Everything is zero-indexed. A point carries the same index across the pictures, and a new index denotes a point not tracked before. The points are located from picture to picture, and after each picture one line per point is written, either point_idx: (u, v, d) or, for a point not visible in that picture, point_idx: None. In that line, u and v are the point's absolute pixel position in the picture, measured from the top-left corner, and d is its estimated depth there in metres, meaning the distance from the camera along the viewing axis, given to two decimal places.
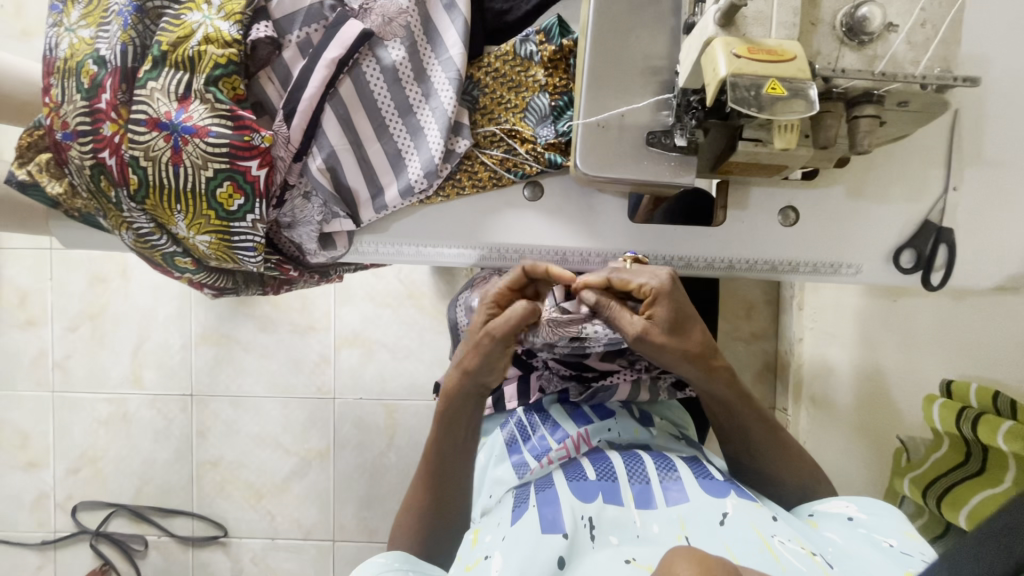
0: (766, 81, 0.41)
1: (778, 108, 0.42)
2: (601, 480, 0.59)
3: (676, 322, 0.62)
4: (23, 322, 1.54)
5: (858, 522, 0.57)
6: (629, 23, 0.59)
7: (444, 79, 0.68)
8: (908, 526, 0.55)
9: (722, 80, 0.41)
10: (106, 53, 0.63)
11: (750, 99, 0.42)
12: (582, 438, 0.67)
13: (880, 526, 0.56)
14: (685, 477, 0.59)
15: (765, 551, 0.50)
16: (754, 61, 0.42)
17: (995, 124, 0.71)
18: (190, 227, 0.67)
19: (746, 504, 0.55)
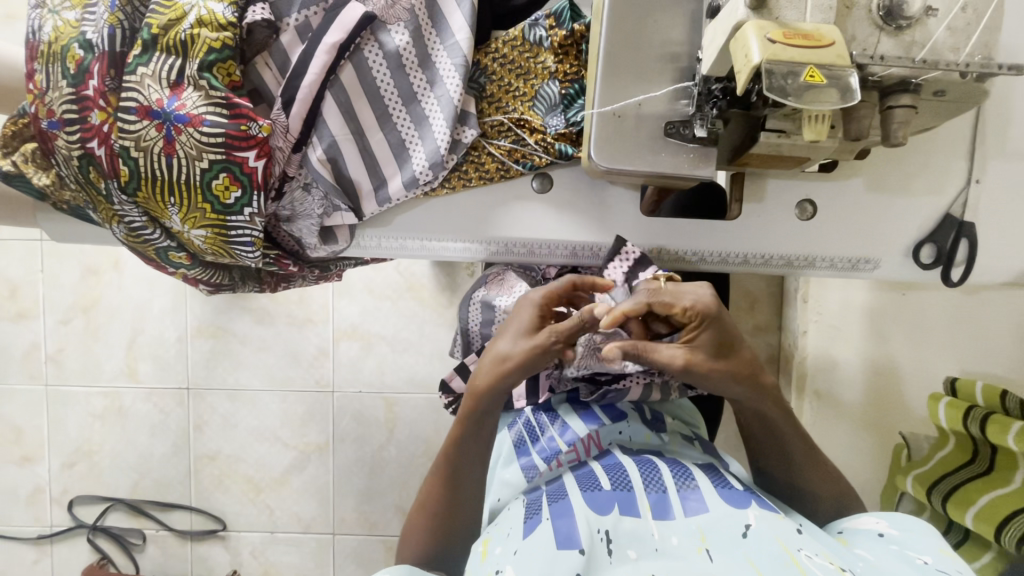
0: (804, 68, 0.38)
1: (810, 98, 0.39)
2: (617, 490, 0.57)
3: (720, 345, 0.61)
4: (14, 315, 1.51)
5: (890, 538, 0.54)
6: (647, 6, 0.56)
7: (450, 65, 0.65)
8: (943, 543, 0.53)
9: (756, 66, 0.38)
10: (93, 37, 0.59)
11: (785, 89, 0.39)
12: (592, 441, 0.66)
13: (913, 543, 0.53)
14: (703, 487, 0.57)
15: (790, 565, 0.48)
16: (790, 47, 0.39)
17: (1019, 114, 0.68)
18: (184, 221, 0.64)
19: (768, 516, 0.53)
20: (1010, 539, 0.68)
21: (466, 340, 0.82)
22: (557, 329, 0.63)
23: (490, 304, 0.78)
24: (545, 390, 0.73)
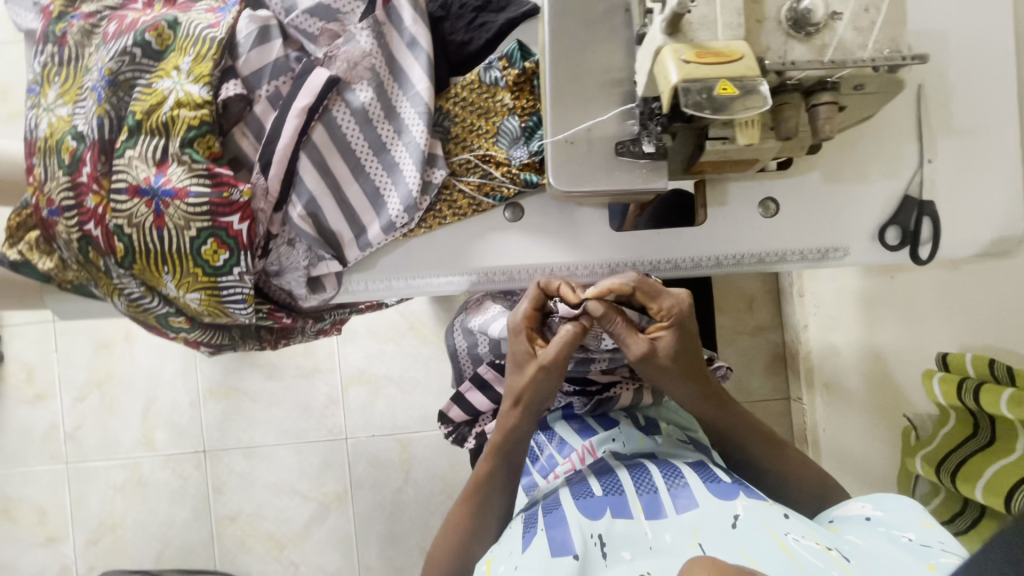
0: (716, 82, 0.41)
1: (732, 107, 0.41)
2: (609, 494, 0.58)
3: (682, 348, 0.64)
4: (32, 396, 1.55)
5: (877, 520, 0.53)
6: (585, 39, 0.60)
7: (414, 114, 0.70)
8: (925, 516, 0.51)
9: (674, 86, 0.42)
10: (83, 128, 0.65)
11: (704, 102, 0.42)
12: (587, 450, 0.69)
13: (898, 522, 0.51)
14: (692, 483, 0.58)
15: (779, 550, 0.49)
16: (704, 65, 0.42)
17: (958, 95, 0.72)
18: (179, 287, 0.67)
19: (756, 505, 0.54)
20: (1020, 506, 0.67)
21: (457, 364, 0.88)
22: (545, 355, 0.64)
23: (468, 328, 0.84)
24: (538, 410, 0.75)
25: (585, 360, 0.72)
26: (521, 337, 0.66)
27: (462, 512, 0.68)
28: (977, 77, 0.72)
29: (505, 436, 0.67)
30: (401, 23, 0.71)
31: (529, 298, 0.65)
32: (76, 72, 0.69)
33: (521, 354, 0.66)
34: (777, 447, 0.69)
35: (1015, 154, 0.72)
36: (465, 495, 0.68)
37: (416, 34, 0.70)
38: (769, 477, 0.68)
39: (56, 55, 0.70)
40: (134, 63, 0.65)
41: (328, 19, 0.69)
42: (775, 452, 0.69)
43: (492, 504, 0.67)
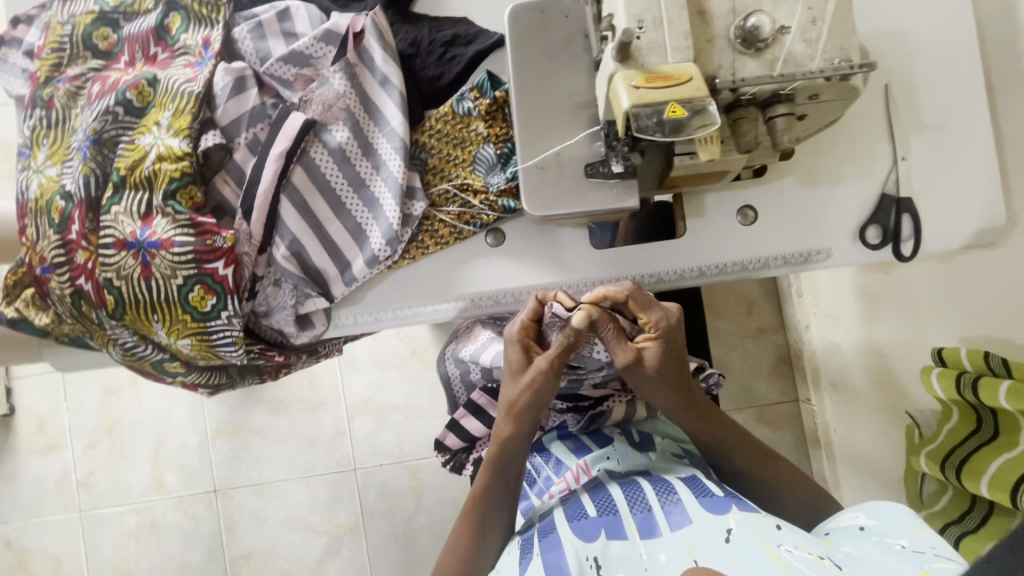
0: (665, 106, 0.42)
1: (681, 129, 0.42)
2: (603, 515, 0.58)
3: (668, 361, 0.65)
4: (44, 446, 1.57)
5: (871, 529, 0.53)
6: (548, 67, 0.61)
7: (390, 149, 0.72)
8: (917, 521, 0.51)
9: (624, 112, 0.43)
10: (71, 187, 0.67)
11: (654, 126, 0.43)
12: (582, 469, 0.68)
13: (889, 530, 0.51)
14: (685, 498, 0.57)
15: (772, 562, 0.48)
16: (654, 89, 0.43)
17: (926, 92, 0.73)
18: (170, 334, 0.69)
19: (749, 517, 0.53)
20: None
21: (451, 392, 0.88)
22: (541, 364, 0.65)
23: (460, 357, 0.84)
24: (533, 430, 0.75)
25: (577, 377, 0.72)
26: (517, 350, 0.66)
27: (465, 525, 0.67)
28: (944, 73, 0.73)
29: (502, 448, 0.67)
30: (373, 63, 0.73)
31: (526, 310, 0.64)
32: (63, 134, 0.72)
33: (517, 365, 0.66)
34: (770, 455, 0.68)
35: (988, 145, 0.72)
36: (467, 506, 0.68)
37: (387, 72, 0.72)
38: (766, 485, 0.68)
39: (43, 118, 0.73)
40: (117, 122, 0.68)
41: (302, 65, 0.71)
42: (768, 461, 0.68)
43: (493, 520, 0.67)
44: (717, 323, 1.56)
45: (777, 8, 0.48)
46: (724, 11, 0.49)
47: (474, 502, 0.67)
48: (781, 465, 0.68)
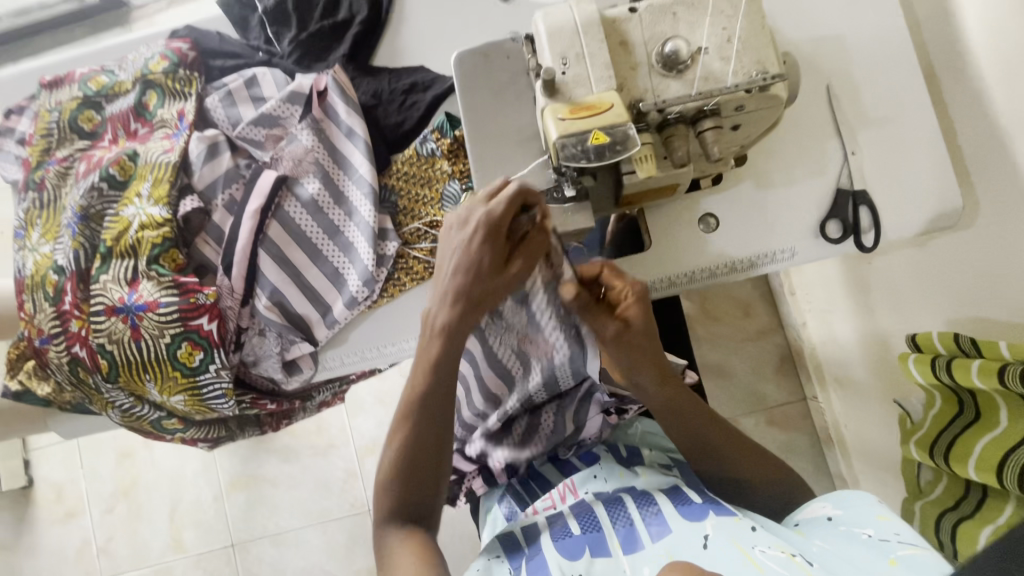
0: (588, 134, 0.46)
1: (604, 154, 0.46)
2: (586, 532, 0.66)
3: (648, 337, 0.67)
4: (63, 515, 1.59)
5: (838, 519, 0.61)
6: (496, 105, 0.65)
7: (360, 196, 0.76)
8: (880, 511, 0.59)
9: (552, 143, 0.47)
10: (63, 261, 0.71)
11: (580, 154, 0.47)
12: (568, 488, 0.72)
13: (855, 521, 0.60)
14: (665, 511, 0.66)
15: (748, 563, 0.55)
16: (578, 119, 0.47)
17: (866, 88, 0.76)
18: (162, 391, 0.72)
19: (725, 522, 0.61)
20: (1012, 478, 0.65)
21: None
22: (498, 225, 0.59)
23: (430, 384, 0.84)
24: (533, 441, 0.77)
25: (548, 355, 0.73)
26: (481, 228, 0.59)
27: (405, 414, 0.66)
28: (882, 68, 0.76)
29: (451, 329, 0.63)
30: (337, 116, 0.77)
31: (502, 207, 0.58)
32: (55, 212, 0.76)
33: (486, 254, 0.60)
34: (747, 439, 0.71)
35: (934, 132, 0.75)
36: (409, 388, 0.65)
37: (352, 124, 0.77)
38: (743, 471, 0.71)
39: (36, 199, 0.78)
40: (103, 196, 0.72)
41: (271, 126, 0.76)
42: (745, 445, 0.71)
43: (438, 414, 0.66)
44: (715, 329, 1.56)
45: (693, 32, 0.52)
46: (644, 39, 0.52)
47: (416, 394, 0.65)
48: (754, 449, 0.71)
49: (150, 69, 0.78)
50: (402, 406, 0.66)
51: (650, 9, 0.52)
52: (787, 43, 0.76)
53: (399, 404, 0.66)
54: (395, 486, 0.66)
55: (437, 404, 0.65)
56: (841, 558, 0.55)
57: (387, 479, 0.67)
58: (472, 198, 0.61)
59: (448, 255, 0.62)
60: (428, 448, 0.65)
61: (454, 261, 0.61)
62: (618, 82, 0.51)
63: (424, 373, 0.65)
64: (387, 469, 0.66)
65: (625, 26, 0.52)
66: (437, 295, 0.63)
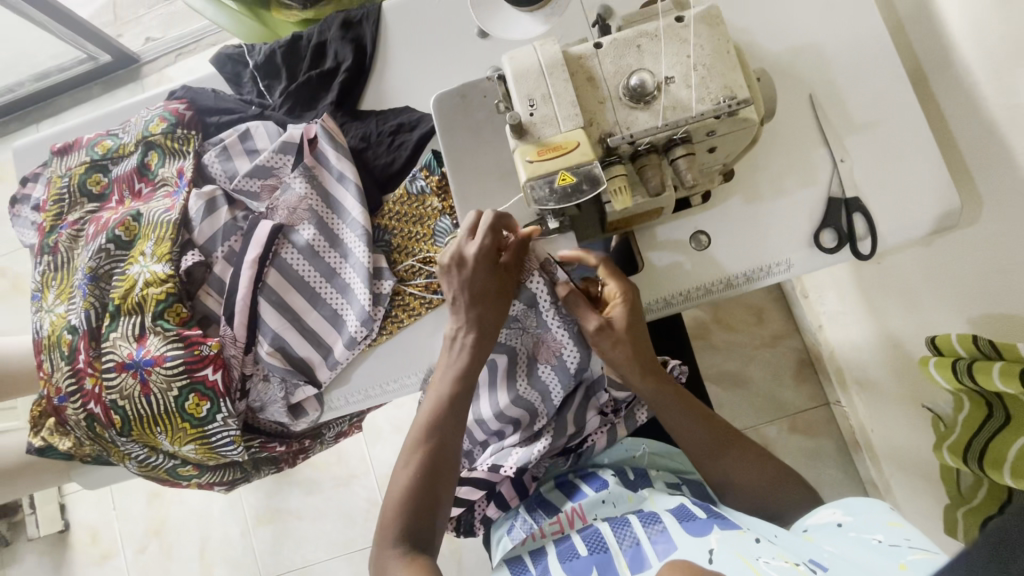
0: (556, 175, 0.49)
1: (571, 193, 0.48)
2: (593, 553, 0.67)
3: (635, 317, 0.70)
4: (98, 557, 1.62)
5: (847, 525, 0.62)
6: (476, 144, 0.67)
7: (354, 238, 0.77)
8: (890, 516, 0.60)
9: (522, 186, 0.49)
10: (76, 321, 0.74)
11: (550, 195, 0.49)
12: (576, 513, 0.74)
13: (864, 526, 0.60)
14: (671, 527, 0.67)
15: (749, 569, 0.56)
16: (545, 161, 0.49)
17: (851, 94, 0.75)
18: (174, 442, 0.74)
19: (728, 535, 0.63)
20: None
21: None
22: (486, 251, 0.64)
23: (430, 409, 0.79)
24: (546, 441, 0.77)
25: (559, 359, 0.75)
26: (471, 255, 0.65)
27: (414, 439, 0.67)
28: (865, 72, 0.75)
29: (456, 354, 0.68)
30: (328, 162, 0.79)
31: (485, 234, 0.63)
32: (68, 274, 0.80)
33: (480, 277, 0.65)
34: (730, 438, 0.73)
35: (924, 132, 0.73)
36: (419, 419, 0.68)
37: (343, 168, 0.79)
38: (735, 473, 0.72)
39: (51, 262, 0.81)
40: (110, 257, 0.76)
41: (265, 177, 0.78)
42: (727, 445, 0.73)
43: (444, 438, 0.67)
44: (729, 337, 1.54)
45: (658, 62, 0.52)
46: (610, 73, 0.53)
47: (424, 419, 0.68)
48: (739, 450, 0.72)
49: (150, 130, 0.81)
50: (423, 422, 0.68)
51: (614, 43, 0.53)
52: (765, 55, 0.76)
53: (423, 419, 0.68)
54: (407, 485, 0.65)
55: (457, 408, 0.68)
56: (849, 561, 0.56)
57: (400, 502, 0.65)
58: (458, 238, 0.66)
59: (455, 287, 0.67)
60: (439, 442, 0.67)
61: (456, 280, 0.66)
62: (587, 117, 0.52)
63: (447, 382, 0.68)
64: (401, 493, 0.65)
65: (591, 62, 0.53)
66: (456, 316, 0.68)
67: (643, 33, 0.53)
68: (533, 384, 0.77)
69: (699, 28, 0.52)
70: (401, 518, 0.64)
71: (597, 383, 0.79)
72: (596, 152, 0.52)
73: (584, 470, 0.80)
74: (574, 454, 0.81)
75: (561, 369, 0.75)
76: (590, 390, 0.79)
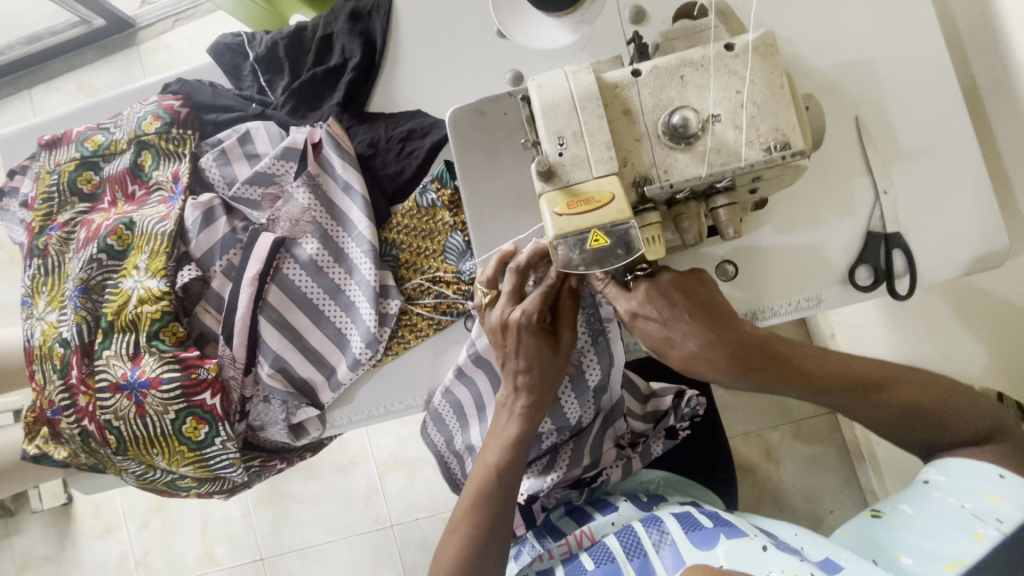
0: (588, 234, 0.45)
1: (604, 256, 0.45)
2: (601, 565, 0.67)
3: (677, 310, 0.55)
4: (100, 530, 1.61)
5: (935, 483, 0.57)
6: (493, 167, 0.62)
7: (360, 253, 0.73)
8: (988, 486, 0.54)
9: (550, 241, 0.45)
10: (68, 334, 0.71)
11: (580, 256, 0.45)
12: (585, 534, 0.73)
13: (954, 489, 0.55)
14: (677, 539, 0.66)
15: None
16: (576, 215, 0.45)
17: (900, 117, 0.69)
18: (170, 463, 0.72)
19: (736, 545, 0.62)
20: None
21: (447, 471, 0.79)
22: (531, 312, 0.60)
23: (437, 425, 0.76)
24: (551, 475, 0.74)
25: (580, 374, 0.69)
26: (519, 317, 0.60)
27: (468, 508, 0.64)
28: (919, 93, 0.69)
29: (509, 418, 0.64)
30: (333, 170, 0.74)
31: (537, 296, 0.59)
32: (59, 280, 0.76)
33: (536, 347, 0.61)
34: (875, 387, 0.57)
35: (976, 163, 0.68)
36: (473, 482, 0.65)
37: (349, 178, 0.73)
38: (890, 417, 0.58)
39: (41, 266, 0.77)
40: (102, 268, 0.72)
41: (266, 184, 0.73)
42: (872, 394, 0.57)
43: (501, 509, 0.64)
44: None
45: (702, 97, 0.47)
46: (649, 106, 0.47)
47: (477, 486, 0.64)
48: (892, 394, 0.57)
49: (142, 129, 0.76)
50: (473, 487, 0.64)
51: (655, 71, 0.48)
52: (811, 71, 0.70)
53: (473, 485, 0.65)
54: (457, 553, 0.62)
55: (508, 478, 0.64)
56: (928, 536, 0.54)
57: (450, 573, 0.62)
58: (499, 304, 0.62)
59: (502, 357, 0.63)
60: (491, 509, 0.63)
61: (503, 351, 0.62)
62: (621, 156, 0.47)
63: (497, 448, 0.64)
64: (451, 562, 0.62)
65: (628, 93, 0.47)
66: (506, 383, 0.64)
67: (688, 61, 0.47)
68: (553, 415, 0.71)
69: (751, 59, 0.47)
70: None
71: (616, 411, 0.74)
72: (630, 199, 0.47)
73: (595, 499, 0.80)
74: (587, 487, 0.78)
75: (580, 384, 0.69)
76: (609, 417, 0.74)
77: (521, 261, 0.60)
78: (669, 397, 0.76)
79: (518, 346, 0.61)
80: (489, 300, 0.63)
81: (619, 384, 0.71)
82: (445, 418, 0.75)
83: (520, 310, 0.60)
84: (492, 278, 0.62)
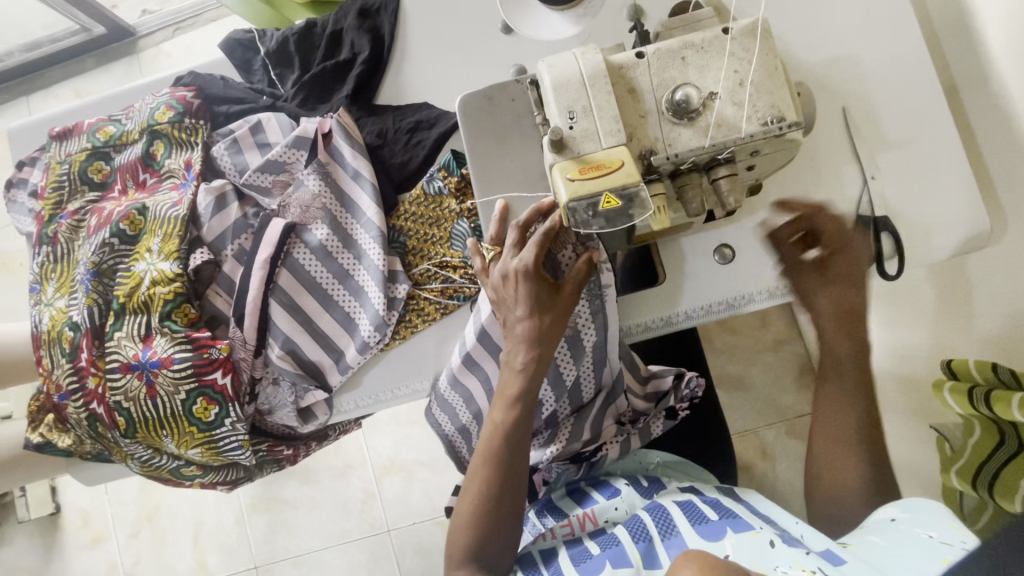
0: (600, 197, 0.47)
1: (616, 217, 0.47)
2: (606, 549, 0.68)
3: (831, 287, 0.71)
4: (89, 540, 1.58)
5: (901, 519, 0.59)
6: (501, 149, 0.64)
7: (369, 239, 0.75)
8: (950, 518, 0.55)
9: (563, 206, 0.48)
10: (78, 318, 0.72)
11: (591, 217, 0.48)
12: (588, 517, 0.75)
13: (922, 521, 0.57)
14: (683, 531, 0.67)
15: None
16: (587, 179, 0.47)
17: (885, 109, 0.73)
18: (179, 445, 0.73)
19: (743, 539, 0.62)
20: None
21: (454, 451, 0.78)
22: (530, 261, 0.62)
23: (444, 404, 0.76)
24: (552, 446, 0.76)
25: (576, 335, 0.71)
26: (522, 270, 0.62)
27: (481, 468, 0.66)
28: (902, 86, 0.73)
29: (515, 374, 0.65)
30: (343, 159, 0.76)
31: (535, 244, 0.61)
32: (69, 266, 0.77)
33: (538, 297, 0.62)
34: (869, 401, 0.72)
35: (955, 150, 0.72)
36: (483, 443, 0.67)
37: (359, 166, 0.76)
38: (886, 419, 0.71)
39: (51, 253, 0.78)
40: (114, 252, 0.73)
41: (277, 172, 0.75)
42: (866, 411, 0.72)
43: (511, 468, 0.66)
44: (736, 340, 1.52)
45: (703, 76, 0.50)
46: (653, 86, 0.50)
47: (486, 444, 0.66)
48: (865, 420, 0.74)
49: (156, 119, 0.77)
50: (484, 446, 0.67)
51: (658, 53, 0.51)
52: (800, 66, 0.74)
53: (484, 445, 0.67)
54: (473, 508, 0.66)
55: (515, 435, 0.66)
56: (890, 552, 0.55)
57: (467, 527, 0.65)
58: (503, 256, 0.64)
59: (506, 308, 0.65)
60: (501, 467, 0.66)
61: (506, 300, 0.64)
62: (628, 132, 0.50)
63: (503, 407, 0.66)
64: (468, 514, 0.66)
65: (633, 73, 0.50)
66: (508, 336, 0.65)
67: (689, 44, 0.51)
68: (553, 388, 0.74)
69: (748, 42, 0.50)
70: (469, 540, 0.65)
71: (616, 389, 0.76)
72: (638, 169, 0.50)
73: (595, 478, 0.80)
74: (586, 463, 0.80)
75: (576, 348, 0.71)
76: (610, 396, 0.76)
77: (523, 218, 0.63)
78: (667, 378, 0.77)
79: (520, 298, 0.63)
80: (493, 257, 0.66)
81: (617, 356, 0.73)
82: (451, 400, 0.75)
83: (518, 258, 0.62)
84: (496, 238, 0.66)
